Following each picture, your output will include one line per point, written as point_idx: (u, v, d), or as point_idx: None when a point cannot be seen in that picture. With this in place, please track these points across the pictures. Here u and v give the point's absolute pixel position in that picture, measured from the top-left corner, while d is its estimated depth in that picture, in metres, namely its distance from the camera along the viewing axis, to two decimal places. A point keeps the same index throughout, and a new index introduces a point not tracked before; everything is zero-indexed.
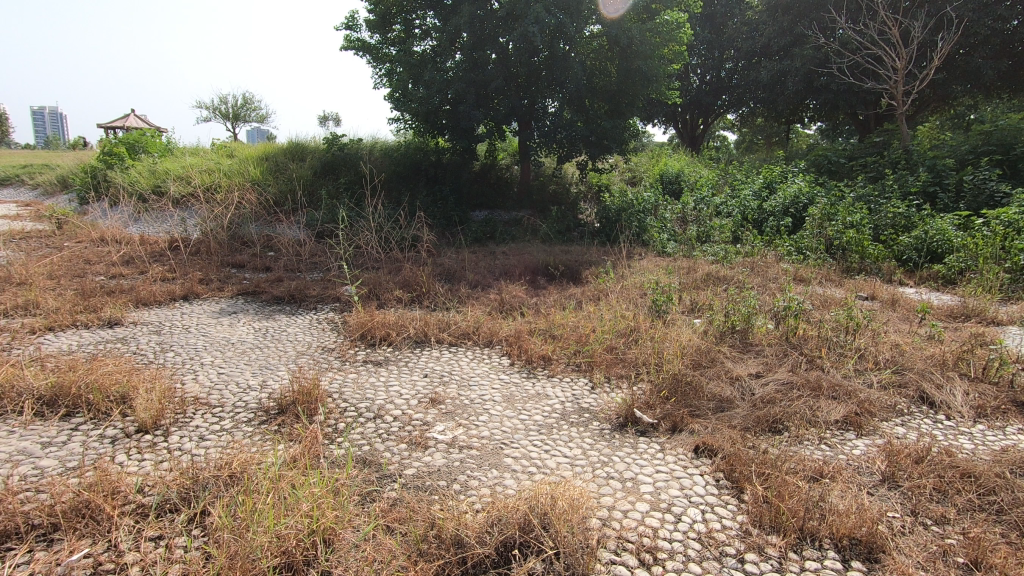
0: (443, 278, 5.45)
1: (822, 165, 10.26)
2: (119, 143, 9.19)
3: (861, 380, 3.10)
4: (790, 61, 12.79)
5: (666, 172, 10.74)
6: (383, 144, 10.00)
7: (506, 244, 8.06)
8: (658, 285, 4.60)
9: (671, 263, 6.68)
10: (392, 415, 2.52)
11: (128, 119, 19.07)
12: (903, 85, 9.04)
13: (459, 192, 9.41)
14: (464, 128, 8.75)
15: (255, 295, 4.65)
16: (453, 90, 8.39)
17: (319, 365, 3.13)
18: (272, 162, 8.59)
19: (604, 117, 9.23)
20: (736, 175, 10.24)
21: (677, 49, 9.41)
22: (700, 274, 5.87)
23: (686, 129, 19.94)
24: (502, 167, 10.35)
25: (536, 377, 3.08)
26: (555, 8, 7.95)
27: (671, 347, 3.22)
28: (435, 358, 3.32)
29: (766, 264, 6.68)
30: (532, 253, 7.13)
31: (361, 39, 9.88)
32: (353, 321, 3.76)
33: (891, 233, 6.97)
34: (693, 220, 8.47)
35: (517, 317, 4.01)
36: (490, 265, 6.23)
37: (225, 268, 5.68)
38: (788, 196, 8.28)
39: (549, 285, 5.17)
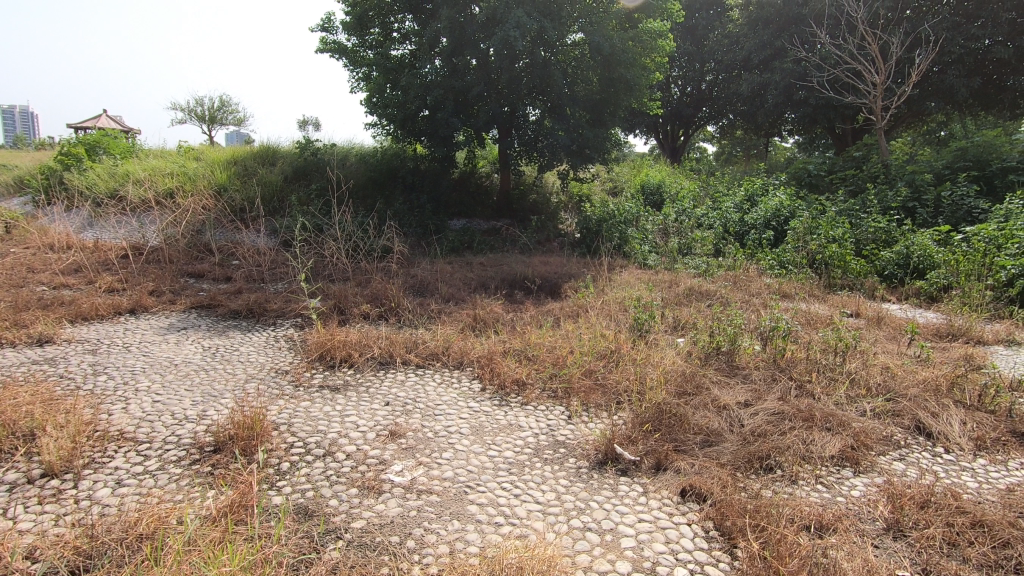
0: (415, 291, 5.19)
1: (802, 178, 10.27)
2: (79, 144, 8.74)
3: (853, 408, 2.92)
4: (771, 75, 12.85)
5: (647, 183, 10.64)
6: (358, 150, 9.70)
7: (483, 254, 7.83)
8: (640, 302, 4.41)
9: (653, 277, 6.52)
10: (345, 453, 2.25)
11: (98, 120, 18.44)
12: (882, 99, 9.07)
13: (437, 200, 9.15)
14: (443, 135, 8.52)
15: (210, 309, 4.33)
16: (431, 96, 8.15)
17: (269, 391, 2.84)
18: (240, 166, 8.24)
19: (585, 126, 9.07)
20: (717, 187, 10.17)
21: (659, 58, 9.31)
22: (682, 288, 5.71)
23: (667, 140, 20.00)
24: (481, 175, 10.13)
25: (508, 405, 2.83)
26: (536, 14, 7.79)
27: (653, 373, 3.00)
28: (399, 383, 3.05)
29: (748, 278, 6.56)
30: (510, 265, 6.90)
31: (337, 41, 9.60)
32: (312, 340, 3.47)
33: (872, 248, 6.91)
34: (675, 232, 8.35)
35: (491, 335, 3.76)
36: (466, 277, 5.97)
37: (182, 278, 5.34)
38: (770, 209, 8.21)
39: (526, 300, 4.94)
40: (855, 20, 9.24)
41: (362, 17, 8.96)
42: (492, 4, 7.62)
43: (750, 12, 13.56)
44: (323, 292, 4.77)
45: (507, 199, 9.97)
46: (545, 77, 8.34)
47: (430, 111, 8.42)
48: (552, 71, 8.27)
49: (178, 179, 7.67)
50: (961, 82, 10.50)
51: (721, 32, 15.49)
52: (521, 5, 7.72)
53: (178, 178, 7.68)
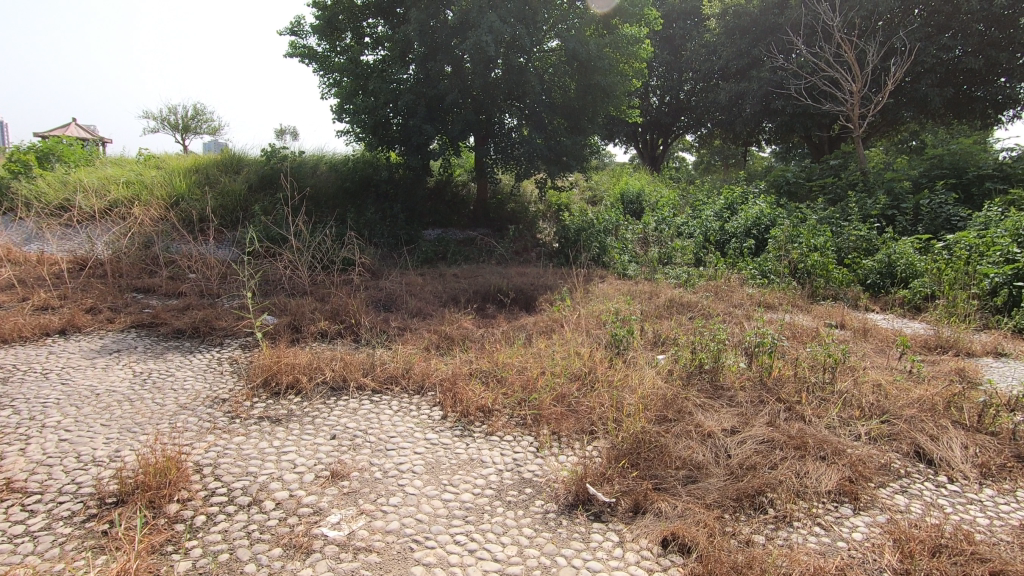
0: (381, 306, 4.88)
1: (781, 186, 10.19)
2: (30, 152, 8.28)
3: (847, 432, 2.68)
4: (748, 84, 12.85)
5: (627, 192, 10.47)
6: (329, 158, 9.37)
7: (458, 265, 7.54)
8: (617, 316, 4.16)
9: (633, 288, 6.30)
10: (274, 502, 1.93)
11: (68, 129, 17.82)
12: (859, 107, 9.04)
13: (411, 210, 8.86)
14: (415, 142, 8.24)
15: (152, 328, 3.97)
16: (402, 102, 7.88)
17: (198, 424, 2.51)
18: (202, 175, 7.85)
19: (563, 134, 8.88)
20: (697, 195, 10.04)
21: (637, 65, 9.17)
22: (663, 300, 5.49)
23: (647, 149, 20.00)
24: (458, 184, 9.86)
25: (470, 436, 2.54)
26: (510, 18, 7.58)
27: (631, 397, 2.74)
28: (350, 412, 2.73)
29: (730, 288, 6.37)
30: (485, 276, 6.63)
31: (307, 46, 9.29)
32: (257, 363, 3.14)
33: (854, 256, 6.79)
34: (654, 241, 8.17)
35: (457, 355, 3.48)
36: (437, 290, 5.68)
37: (128, 294, 4.95)
38: (750, 217, 8.07)
39: (498, 314, 4.66)
40: (831, 27, 9.22)
41: (331, 21, 8.67)
42: (465, 7, 7.40)
43: (726, 21, 13.59)
44: (279, 308, 4.44)
45: (484, 208, 9.72)
46: (521, 83, 8.13)
47: (403, 118, 8.14)
48: (527, 77, 8.06)
49: (134, 188, 7.27)
50: (935, 91, 10.56)
51: (699, 41, 15.52)
52: (495, 10, 7.51)
53: (135, 187, 7.28)
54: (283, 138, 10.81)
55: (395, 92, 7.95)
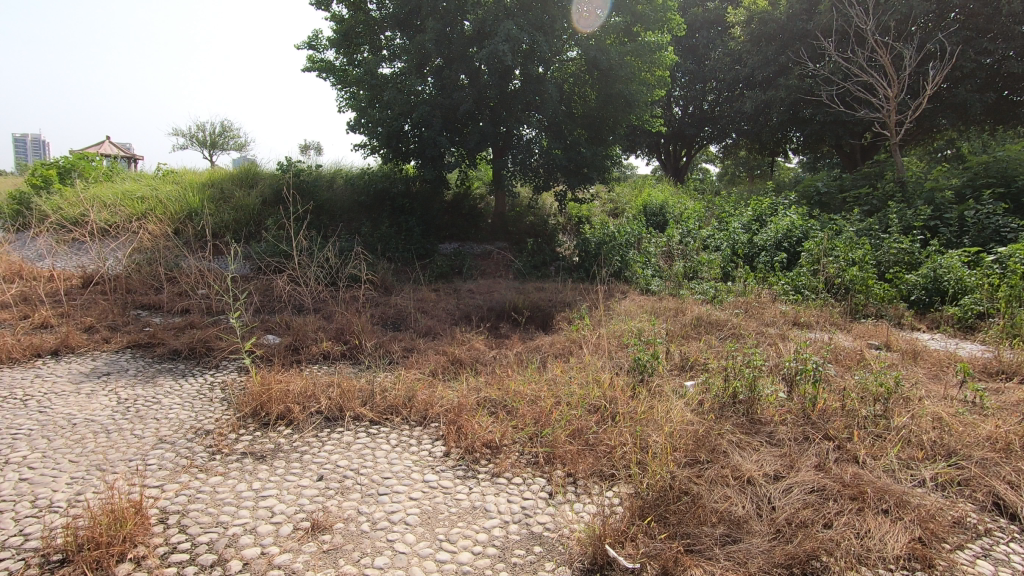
0: (389, 325, 4.64)
1: (812, 197, 9.75)
2: (52, 169, 8.35)
3: (909, 478, 2.32)
4: (775, 92, 12.45)
5: (649, 203, 10.14)
6: (346, 171, 9.27)
7: (474, 280, 7.30)
8: (640, 337, 3.84)
9: (657, 304, 5.97)
10: (241, 563, 1.66)
11: (101, 146, 18.24)
12: (896, 114, 8.58)
13: (427, 223, 8.67)
14: (431, 155, 8.07)
15: (148, 348, 3.79)
16: (418, 113, 7.71)
17: (174, 460, 2.27)
18: (217, 189, 7.78)
19: (583, 144, 8.62)
20: (723, 207, 9.66)
21: (659, 73, 8.88)
22: (690, 318, 5.14)
23: (670, 160, 19.64)
24: (475, 197, 9.65)
25: (474, 478, 2.24)
26: (527, 27, 7.39)
27: (657, 434, 2.42)
28: (343, 447, 2.47)
29: (761, 305, 6.00)
30: (501, 292, 6.37)
31: (324, 60, 9.22)
32: (248, 390, 2.90)
33: (896, 270, 6.35)
34: (679, 255, 7.83)
35: (466, 381, 3.20)
36: (450, 307, 5.43)
37: (132, 311, 4.81)
38: (780, 229, 7.67)
39: (512, 334, 4.38)
40: (865, 31, 8.81)
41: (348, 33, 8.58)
42: (481, 16, 7.22)
43: (751, 28, 13.24)
44: (282, 327, 4.23)
45: (502, 221, 9.48)
46: (539, 93, 7.91)
47: (418, 130, 7.98)
48: (545, 86, 7.83)
49: (149, 204, 7.23)
50: (975, 97, 10.03)
51: (723, 50, 15.19)
52: (511, 18, 7.30)
53: (150, 202, 7.24)
54: (304, 153, 10.81)
55: (410, 103, 7.79)
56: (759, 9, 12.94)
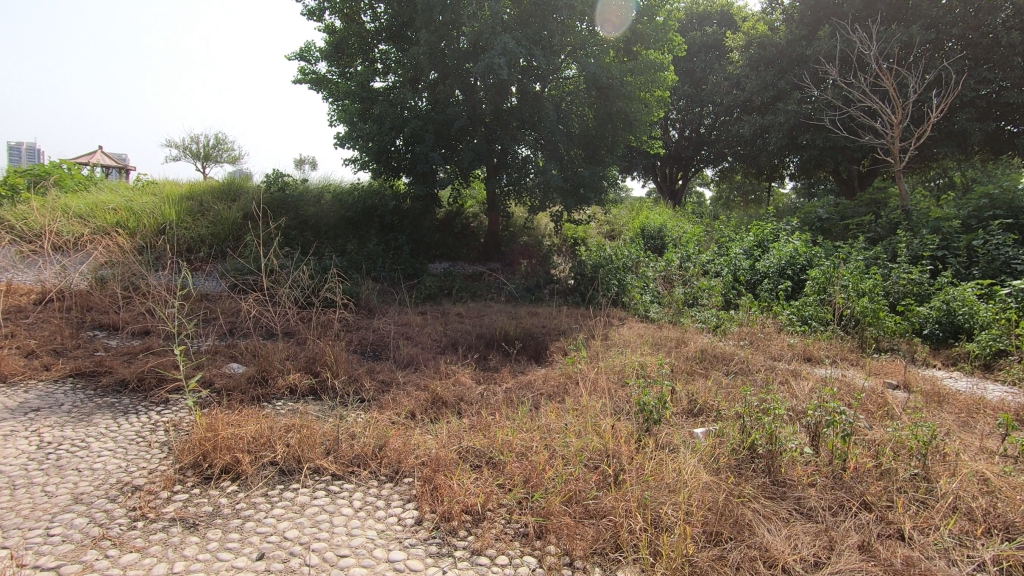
0: (368, 354, 4.26)
1: (814, 223, 9.51)
2: (25, 177, 7.98)
3: (968, 562, 1.96)
4: (774, 116, 12.36)
5: (646, 226, 9.87)
6: (334, 187, 8.93)
7: (464, 303, 6.93)
8: (643, 375, 3.50)
9: (657, 334, 5.66)
10: None
11: (92, 156, 17.88)
12: (900, 140, 8.39)
13: (417, 242, 8.35)
14: (422, 170, 7.75)
15: (94, 377, 3.38)
16: (409, 127, 7.42)
17: (83, 529, 1.86)
18: (195, 202, 7.40)
19: (580, 164, 8.35)
20: (723, 231, 9.41)
21: (659, 93, 8.69)
22: (692, 350, 4.80)
23: (666, 182, 19.59)
24: (468, 216, 9.34)
25: (450, 557, 1.84)
26: (525, 42, 7.14)
27: (670, 502, 2.05)
28: (294, 511, 2.06)
29: (767, 336, 5.68)
30: (492, 317, 6.01)
31: (317, 72, 8.82)
32: (193, 434, 2.49)
33: (906, 302, 6.05)
34: (679, 280, 7.56)
35: (447, 426, 2.82)
36: (436, 334, 5.06)
37: (87, 333, 4.39)
38: (783, 256, 7.38)
39: (502, 367, 4.00)
40: (867, 56, 8.67)
41: (339, 45, 8.31)
42: (477, 29, 6.99)
43: (750, 53, 13.16)
44: (249, 355, 3.84)
45: (495, 241, 9.17)
46: (535, 111, 7.67)
47: (409, 145, 7.67)
48: (542, 104, 7.58)
49: (122, 215, 6.83)
50: (976, 126, 9.88)
51: (721, 74, 15.13)
52: (508, 31, 7.05)
53: (122, 214, 6.84)
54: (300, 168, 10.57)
55: (402, 117, 7.50)
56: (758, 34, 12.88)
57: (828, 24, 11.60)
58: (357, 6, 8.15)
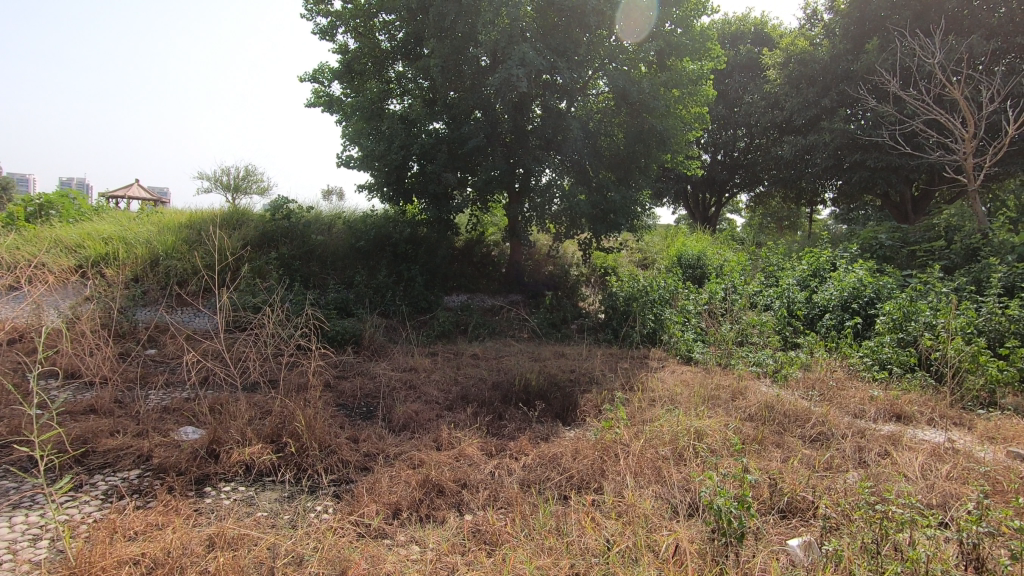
0: (358, 414, 3.51)
1: (874, 249, 8.50)
2: (26, 208, 7.64)
3: None
4: (816, 136, 11.78)
5: (683, 254, 9.02)
6: (346, 214, 8.36)
7: (481, 342, 6.18)
8: (707, 459, 2.67)
9: (705, 382, 4.83)
10: None
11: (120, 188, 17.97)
12: (974, 156, 7.40)
13: (432, 273, 7.67)
14: (436, 195, 7.10)
15: (8, 447, 2.70)
16: (422, 148, 6.80)
17: None
18: (194, 230, 6.87)
19: (610, 186, 7.60)
20: (771, 258, 8.51)
21: (696, 109, 7.92)
22: (755, 405, 3.93)
23: (698, 209, 18.90)
24: (489, 244, 8.66)
25: None
26: (548, 52, 6.49)
27: None
28: None
29: (840, 386, 4.79)
30: (512, 361, 5.21)
31: (330, 94, 8.33)
32: (71, 555, 1.74)
33: (1010, 343, 5.02)
34: (724, 316, 6.77)
35: (440, 537, 2.02)
36: (444, 385, 4.29)
37: (35, 383, 3.75)
38: (846, 288, 6.43)
39: (520, 433, 3.19)
40: (931, 64, 7.77)
41: (351, 63, 7.80)
42: (494, 38, 6.35)
43: (790, 70, 12.39)
44: (208, 417, 3.11)
45: (518, 272, 8.44)
46: (560, 129, 6.98)
47: (423, 167, 7.06)
48: (567, 121, 6.89)
49: (114, 245, 6.30)
50: None
51: (757, 93, 14.37)
52: (529, 40, 6.41)
53: (113, 243, 6.33)
54: (328, 197, 10.27)
55: (415, 138, 6.90)
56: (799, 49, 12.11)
57: (876, 37, 10.77)
58: (370, 23, 7.66)
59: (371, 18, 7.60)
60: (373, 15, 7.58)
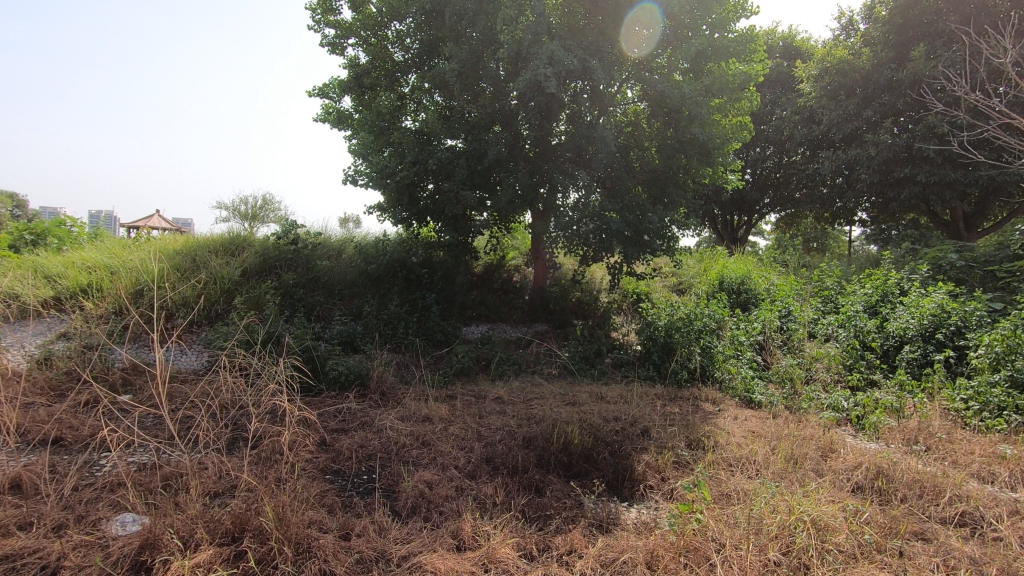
0: (354, 490, 2.73)
1: (943, 270, 7.57)
2: (17, 236, 7.12)
3: None
4: (859, 150, 10.97)
5: (725, 278, 8.19)
6: (356, 239, 7.71)
7: (505, 380, 5.40)
8: None
9: (779, 432, 3.98)
10: None
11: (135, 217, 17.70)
12: None
13: (449, 302, 6.94)
14: (454, 215, 6.43)
15: None
16: (438, 163, 6.15)
17: None
18: (188, 255, 6.21)
19: (646, 204, 6.85)
20: (825, 281, 7.63)
21: (738, 119, 7.18)
22: (860, 472, 3.08)
23: (725, 230, 18.07)
24: (510, 268, 7.93)
25: None
26: (577, 55, 5.83)
27: None
28: None
29: (949, 438, 3.90)
30: (543, 406, 4.41)
31: (339, 111, 7.76)
32: None
33: None
34: (783, 349, 5.92)
35: None
36: (464, 442, 3.49)
37: None
38: (927, 315, 5.55)
39: (568, 523, 2.38)
40: (1001, 62, 6.96)
41: (360, 76, 7.24)
42: (517, 39, 5.72)
43: (826, 82, 11.69)
44: (156, 499, 2.36)
45: (542, 299, 7.67)
46: (590, 142, 6.29)
47: (438, 186, 6.41)
48: (599, 131, 6.20)
49: (98, 274, 5.66)
50: None
51: (790, 107, 13.67)
52: (556, 41, 5.77)
53: (98, 272, 5.70)
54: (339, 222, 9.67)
55: (430, 153, 6.25)
56: (836, 59, 11.42)
57: (922, 43, 10.06)
58: (382, 33, 7.13)
59: (382, 28, 7.08)
60: (385, 25, 7.08)
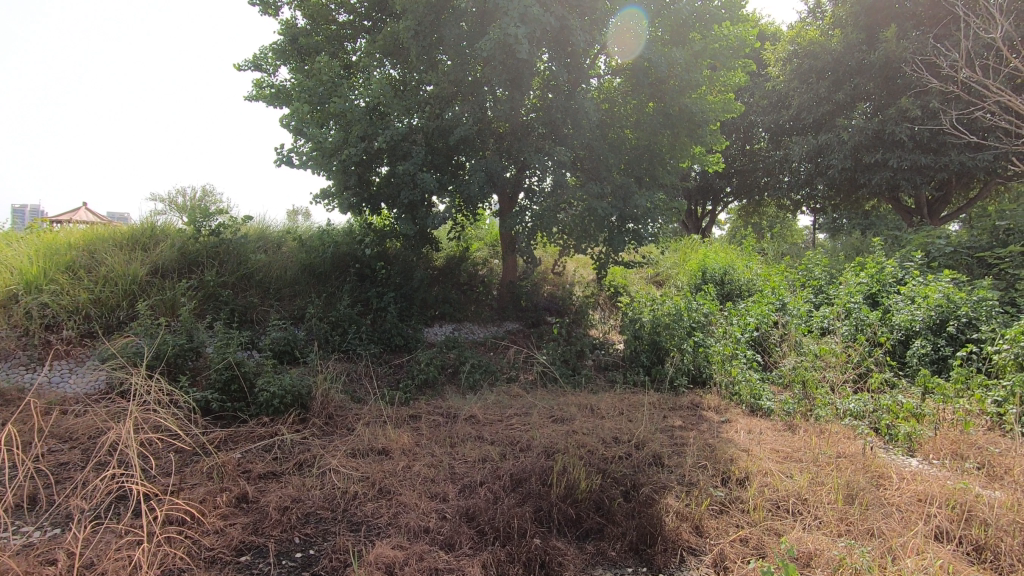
0: None
1: (931, 257, 7.19)
2: None
3: None
4: (829, 134, 10.70)
5: (707, 269, 7.62)
6: (298, 229, 6.70)
7: (477, 393, 4.59)
8: None
9: (810, 452, 3.33)
10: None
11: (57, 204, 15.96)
12: None
13: (408, 300, 6.05)
14: (412, 200, 5.54)
15: None
16: (392, 139, 5.26)
17: None
18: (84, 249, 5.05)
19: (628, 187, 6.14)
20: (811, 270, 7.14)
21: (724, 94, 6.56)
22: (940, 512, 2.44)
23: (689, 219, 17.78)
24: (476, 261, 7.09)
25: None
26: (553, 13, 5.05)
27: None
28: None
29: (1002, 451, 3.35)
30: (526, 428, 3.62)
31: (275, 83, 6.72)
32: None
33: None
34: (782, 347, 5.34)
35: None
36: (434, 488, 2.67)
37: None
38: (936, 306, 5.05)
39: None
40: (991, 36, 6.61)
41: (298, 40, 6.23)
42: None
43: (796, 65, 11.36)
44: None
45: (513, 294, 6.87)
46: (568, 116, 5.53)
47: (394, 165, 5.51)
48: (578, 103, 5.44)
49: None
50: None
51: (756, 92, 13.36)
52: None
53: None
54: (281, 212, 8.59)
55: (382, 127, 5.34)
56: (806, 41, 11.08)
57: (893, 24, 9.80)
58: None
59: None
60: None
